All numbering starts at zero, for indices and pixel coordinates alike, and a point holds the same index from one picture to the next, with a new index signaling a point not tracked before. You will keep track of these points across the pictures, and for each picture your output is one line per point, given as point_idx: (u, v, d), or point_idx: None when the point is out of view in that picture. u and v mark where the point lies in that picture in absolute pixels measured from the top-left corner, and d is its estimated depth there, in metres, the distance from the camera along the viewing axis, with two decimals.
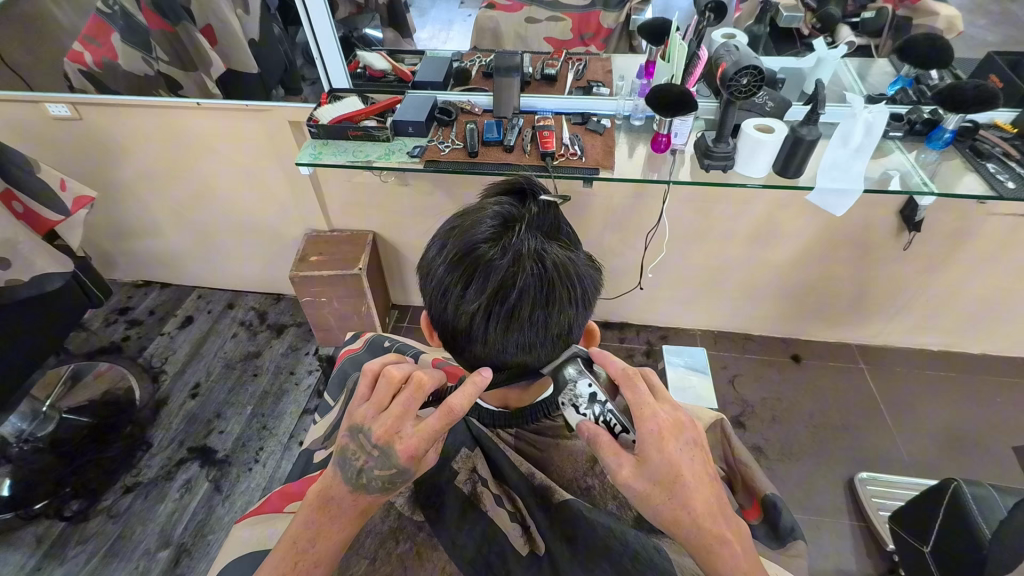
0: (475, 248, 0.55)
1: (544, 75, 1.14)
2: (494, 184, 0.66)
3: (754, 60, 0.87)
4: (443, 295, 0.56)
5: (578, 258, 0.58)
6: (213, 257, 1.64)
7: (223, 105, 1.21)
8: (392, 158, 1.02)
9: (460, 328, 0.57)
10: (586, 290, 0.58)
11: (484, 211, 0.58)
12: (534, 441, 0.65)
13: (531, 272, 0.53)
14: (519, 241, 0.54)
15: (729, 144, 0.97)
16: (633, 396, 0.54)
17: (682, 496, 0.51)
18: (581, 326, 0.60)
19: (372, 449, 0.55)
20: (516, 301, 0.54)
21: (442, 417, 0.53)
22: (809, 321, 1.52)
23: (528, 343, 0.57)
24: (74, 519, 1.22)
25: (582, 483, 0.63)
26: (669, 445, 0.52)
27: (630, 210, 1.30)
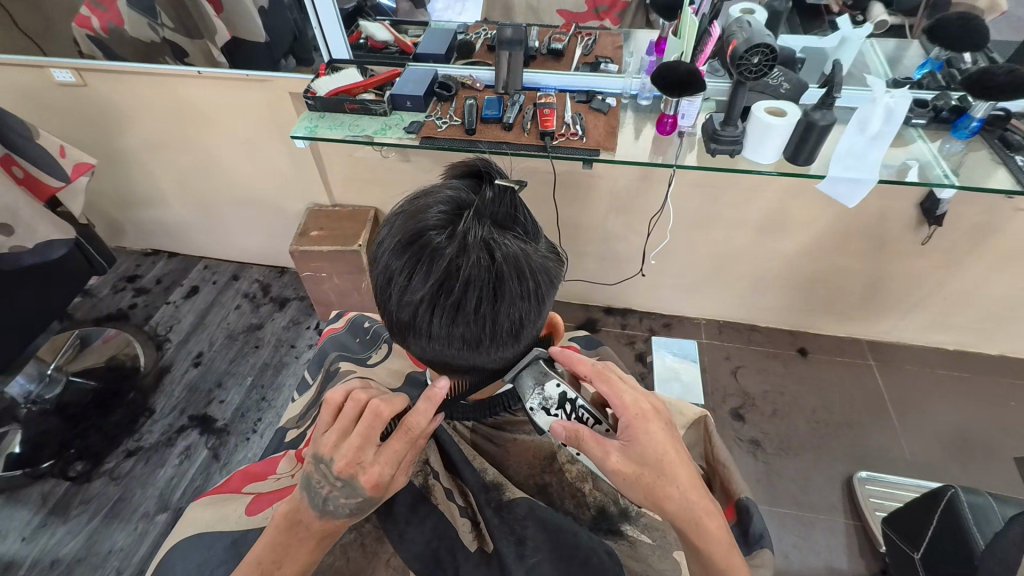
0: (419, 236, 0.52)
1: (550, 50, 1.09)
2: (454, 167, 0.63)
3: (767, 37, 0.81)
4: (390, 284, 0.54)
5: (532, 249, 0.55)
6: (219, 228, 1.64)
7: (226, 75, 1.20)
8: (389, 133, 1.00)
9: (406, 320, 0.55)
10: (540, 283, 0.55)
11: (434, 198, 0.55)
12: (489, 437, 0.70)
13: (477, 264, 0.51)
14: (467, 231, 0.52)
15: (739, 126, 0.92)
16: (608, 386, 0.60)
17: (666, 474, 0.57)
18: (538, 321, 0.58)
19: (337, 480, 0.56)
20: (461, 293, 0.51)
21: (407, 438, 0.56)
22: (818, 314, 1.48)
23: (476, 337, 0.54)
24: (78, 480, 1.26)
25: (537, 481, 0.68)
26: (652, 426, 0.58)
27: (635, 195, 1.26)
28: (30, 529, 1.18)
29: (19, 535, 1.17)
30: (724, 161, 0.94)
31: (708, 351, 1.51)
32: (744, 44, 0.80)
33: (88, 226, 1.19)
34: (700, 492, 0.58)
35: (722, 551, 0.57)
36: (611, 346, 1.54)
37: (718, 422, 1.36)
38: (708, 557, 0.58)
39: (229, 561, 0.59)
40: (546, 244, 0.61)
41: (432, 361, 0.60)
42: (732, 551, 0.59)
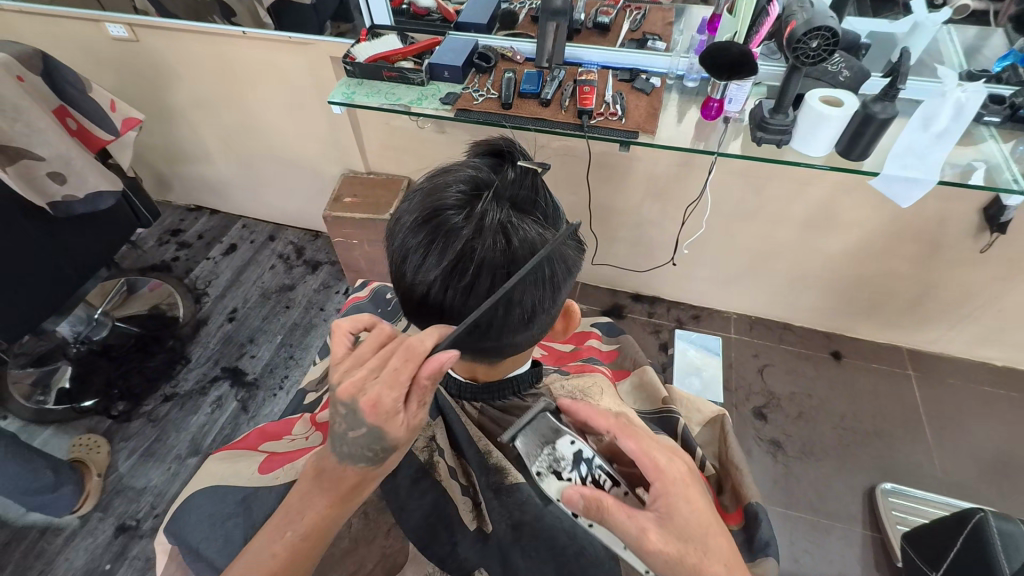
0: (435, 217, 0.52)
1: (596, 24, 1.05)
2: (476, 145, 0.62)
3: (830, 19, 0.75)
4: (404, 261, 0.55)
5: (550, 233, 0.55)
6: (258, 189, 1.69)
7: (270, 36, 1.21)
8: (424, 104, 0.99)
9: (418, 299, 0.55)
10: (555, 270, 0.54)
11: (454, 176, 0.55)
12: (494, 416, 0.67)
13: (493, 247, 0.51)
14: (485, 212, 0.51)
15: (789, 115, 0.87)
16: (634, 441, 0.54)
17: (711, 552, 0.51)
18: (551, 309, 0.57)
19: (340, 406, 0.49)
20: (474, 275, 0.51)
21: (416, 366, 0.48)
22: (858, 317, 1.41)
23: (486, 319, 0.54)
24: (120, 419, 1.34)
25: None
26: (692, 492, 0.53)
27: (673, 180, 1.22)
28: None
29: None
30: (769, 151, 0.89)
31: (736, 346, 1.47)
32: (803, 26, 0.74)
33: (135, 178, 1.24)
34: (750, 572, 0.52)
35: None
36: (636, 334, 1.51)
37: (739, 419, 1.34)
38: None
39: (239, 515, 0.60)
40: (566, 231, 0.60)
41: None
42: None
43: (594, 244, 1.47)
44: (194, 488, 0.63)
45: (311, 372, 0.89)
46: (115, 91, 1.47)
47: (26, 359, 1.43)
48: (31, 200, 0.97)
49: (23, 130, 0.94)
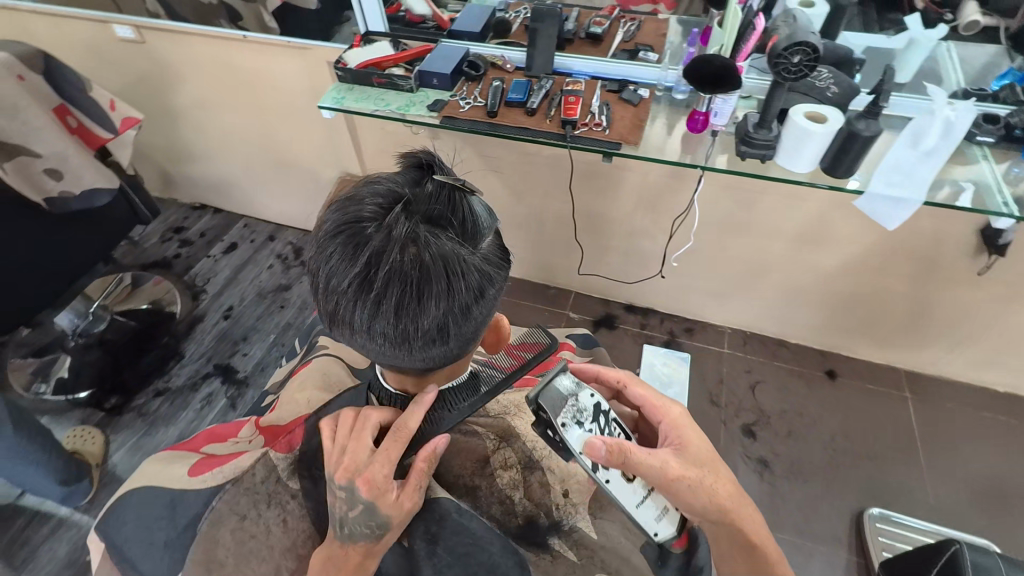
0: (348, 228, 0.51)
1: (588, 34, 1.06)
2: (408, 156, 0.61)
3: (812, 34, 0.74)
4: (319, 271, 0.54)
5: (466, 247, 0.53)
6: (259, 190, 1.71)
7: (269, 40, 1.23)
8: (411, 110, 0.99)
9: (333, 310, 0.54)
10: (470, 283, 0.53)
11: (374, 187, 0.54)
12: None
13: (401, 259, 0.50)
14: (396, 224, 0.50)
15: (773, 130, 0.85)
16: (642, 389, 0.70)
17: (719, 474, 0.63)
18: (472, 323, 0.56)
19: (339, 490, 0.56)
20: (382, 286, 0.50)
21: (398, 440, 0.57)
22: (853, 336, 1.39)
23: (398, 332, 0.53)
24: (111, 411, 1.37)
25: (469, 482, 0.65)
26: (696, 427, 0.68)
27: (664, 192, 1.21)
28: None
29: None
30: (754, 165, 0.88)
31: (728, 361, 1.45)
32: (785, 41, 0.73)
33: (135, 176, 1.28)
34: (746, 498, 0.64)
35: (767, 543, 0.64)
36: (626, 345, 1.50)
37: (726, 435, 1.31)
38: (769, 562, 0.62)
39: (165, 518, 0.59)
40: (495, 243, 0.59)
41: (363, 353, 0.58)
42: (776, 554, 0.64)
43: (587, 253, 1.46)
44: (132, 485, 0.63)
45: (285, 374, 0.89)
46: (122, 90, 1.50)
47: (27, 349, 1.47)
48: (26, 195, 1.00)
49: (21, 128, 0.96)
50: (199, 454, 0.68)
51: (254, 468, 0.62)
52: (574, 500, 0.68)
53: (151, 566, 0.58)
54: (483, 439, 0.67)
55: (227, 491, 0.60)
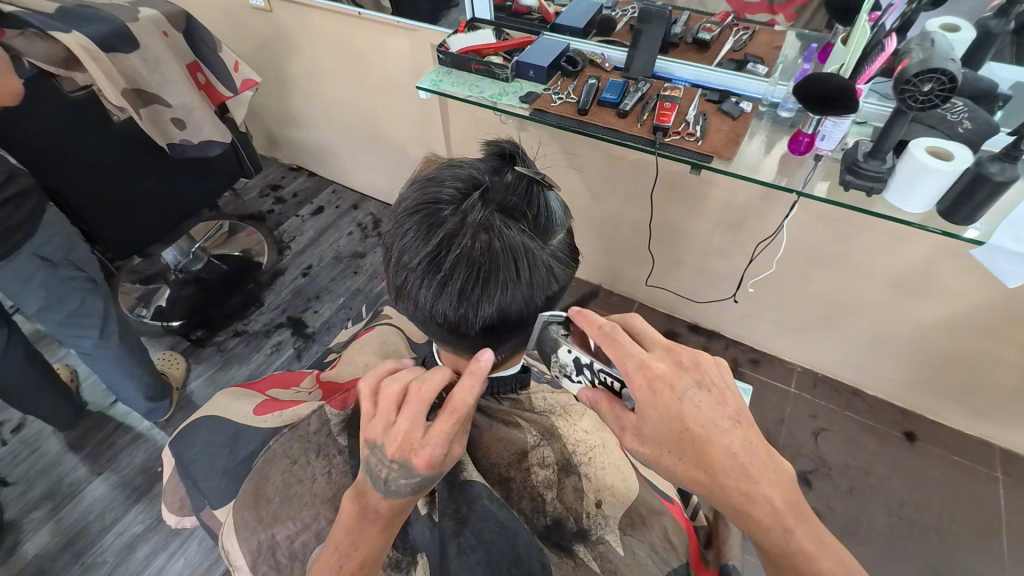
0: (425, 208, 0.53)
1: (695, 40, 1.01)
2: (491, 144, 0.62)
3: (952, 61, 0.66)
4: (392, 245, 0.55)
5: (536, 242, 0.54)
6: (350, 159, 1.81)
7: (380, 18, 1.28)
8: (503, 99, 1.01)
9: (399, 284, 0.56)
10: (534, 277, 0.53)
11: (455, 171, 0.55)
12: (470, 418, 0.69)
13: (472, 246, 0.51)
14: (471, 210, 0.51)
15: (887, 162, 0.78)
16: (615, 349, 0.52)
17: (696, 454, 0.49)
18: (529, 315, 0.56)
19: (391, 464, 0.54)
20: (450, 269, 0.51)
21: (452, 417, 0.53)
22: (943, 399, 1.26)
23: (458, 315, 0.54)
24: (196, 343, 1.51)
25: (504, 473, 0.67)
26: (666, 396, 0.50)
27: (750, 213, 1.15)
28: None
29: None
30: (858, 199, 0.81)
31: (792, 401, 1.36)
32: (917, 66, 0.66)
33: (246, 133, 1.39)
34: (750, 476, 0.49)
35: (784, 520, 0.49)
36: None
37: None
38: (771, 546, 0.49)
39: (228, 447, 0.65)
40: (564, 241, 0.59)
41: (422, 329, 0.60)
42: (799, 525, 0.49)
43: (657, 265, 1.42)
44: (205, 413, 0.70)
45: (348, 336, 0.94)
46: (246, 54, 1.64)
47: (136, 276, 1.64)
48: (154, 140, 1.11)
49: (158, 78, 1.07)
50: (264, 395, 0.74)
51: (310, 418, 0.67)
52: (606, 512, 0.65)
53: (209, 487, 0.63)
54: (525, 432, 0.69)
55: (283, 434, 0.65)
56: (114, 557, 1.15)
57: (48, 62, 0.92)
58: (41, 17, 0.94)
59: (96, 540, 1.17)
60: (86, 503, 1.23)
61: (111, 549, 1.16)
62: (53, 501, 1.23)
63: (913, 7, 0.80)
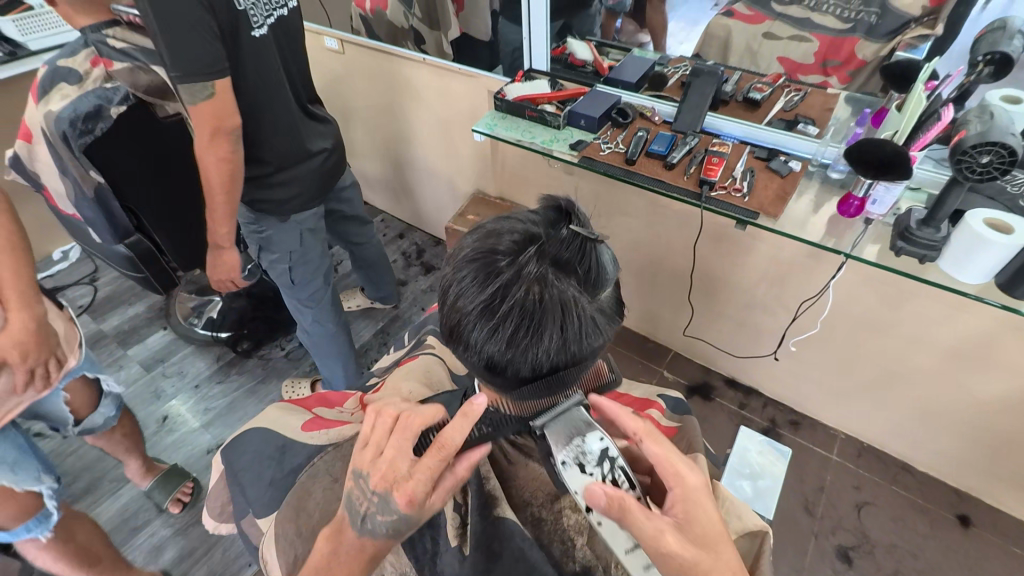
0: (483, 257, 0.55)
1: (745, 98, 1.04)
2: (546, 199, 0.64)
3: (1012, 135, 0.65)
4: (448, 288, 0.57)
5: (585, 299, 0.55)
6: (403, 190, 1.89)
7: (443, 64, 1.37)
8: (553, 145, 1.05)
9: (451, 326, 0.58)
10: (582, 330, 0.54)
11: (514, 223, 0.57)
12: (507, 453, 0.66)
13: (525, 299, 0.52)
14: (529, 264, 0.53)
15: (941, 230, 0.77)
16: (664, 452, 0.57)
17: (719, 557, 0.54)
18: (574, 366, 0.57)
19: (374, 495, 0.55)
20: (502, 318, 0.53)
21: (438, 455, 0.54)
22: (1003, 485, 1.17)
23: (505, 361, 0.55)
24: (242, 355, 1.59)
25: (535, 513, 0.65)
26: (705, 501, 0.56)
27: (797, 270, 1.14)
28: (201, 378, 1.53)
29: (194, 379, 1.53)
30: (911, 265, 0.79)
31: (834, 470, 1.30)
32: (975, 137, 0.66)
33: None
34: None
35: None
36: (717, 421, 1.41)
37: (816, 552, 1.17)
38: None
39: (269, 465, 0.68)
40: (611, 295, 0.60)
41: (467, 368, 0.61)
42: None
43: (696, 315, 1.41)
44: (253, 425, 0.73)
45: (389, 363, 0.98)
46: None
47: (193, 287, 1.70)
48: None
49: None
50: (312, 413, 0.76)
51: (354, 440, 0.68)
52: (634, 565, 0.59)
53: (256, 496, 0.66)
54: None
55: (328, 452, 0.67)
56: (142, 558, 1.18)
57: (144, 92, 1.00)
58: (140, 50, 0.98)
59: (127, 539, 1.21)
60: (122, 501, 1.27)
61: (141, 549, 1.20)
62: (91, 496, 1.29)
63: (972, 79, 0.78)
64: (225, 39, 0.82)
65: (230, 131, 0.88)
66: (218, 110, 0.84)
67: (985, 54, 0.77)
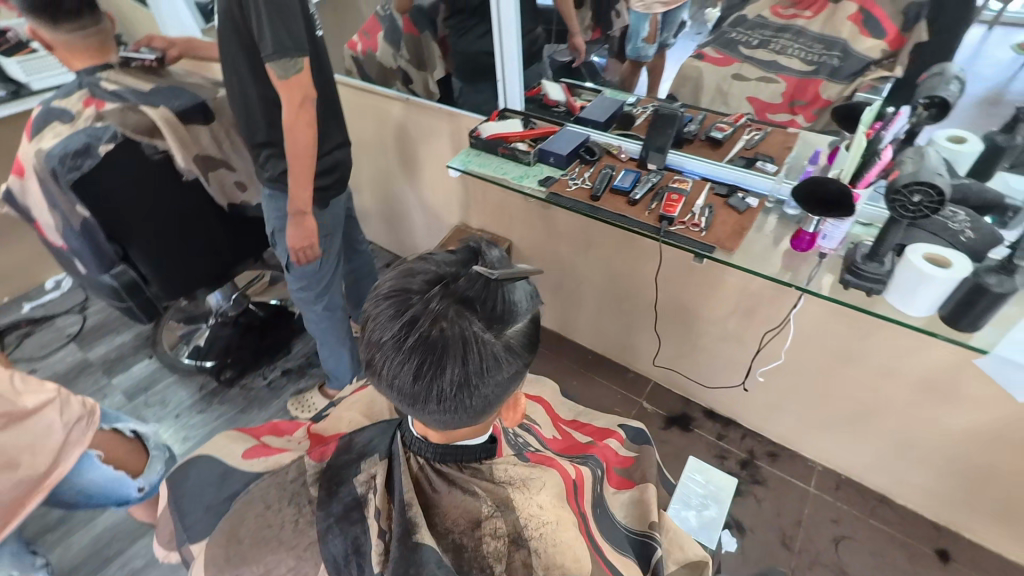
0: (396, 294, 0.58)
1: (708, 137, 1.09)
2: (471, 239, 0.67)
3: (939, 176, 0.70)
4: (366, 323, 0.60)
5: (490, 335, 0.57)
6: (391, 221, 1.94)
7: (426, 104, 1.44)
8: (523, 181, 1.09)
9: (368, 359, 0.60)
10: (483, 365, 0.56)
11: (431, 263, 0.60)
12: (432, 480, 0.65)
13: (429, 334, 0.55)
14: (434, 301, 0.55)
15: (885, 264, 0.80)
16: None
17: None
18: (482, 399, 0.58)
19: None
20: (409, 351, 0.55)
21: None
22: (982, 519, 1.17)
23: (414, 392, 0.57)
24: (225, 384, 1.60)
25: (458, 540, 0.62)
26: None
27: (765, 301, 1.16)
28: (184, 408, 1.54)
29: (175, 409, 1.54)
30: (859, 298, 0.81)
31: (812, 502, 1.29)
32: (906, 177, 0.70)
33: None
34: None
35: None
36: (696, 452, 1.41)
37: None
38: None
39: (225, 494, 0.69)
40: (526, 330, 0.62)
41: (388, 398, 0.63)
42: None
43: (672, 346, 1.43)
44: (201, 452, 0.75)
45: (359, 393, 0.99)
46: None
47: (181, 315, 1.78)
48: (218, 201, 1.29)
49: (226, 150, 1.25)
50: (257, 440, 0.79)
51: (290, 467, 0.69)
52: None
53: (191, 522, 0.67)
54: (480, 501, 0.64)
55: (263, 479, 0.68)
56: None
57: (133, 131, 1.06)
58: (133, 94, 1.11)
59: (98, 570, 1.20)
60: (96, 531, 1.27)
61: None
62: (65, 525, 1.28)
63: (914, 120, 0.84)
64: (306, 29, 1.00)
65: (306, 98, 1.00)
66: (305, 84, 0.98)
67: (925, 98, 0.83)
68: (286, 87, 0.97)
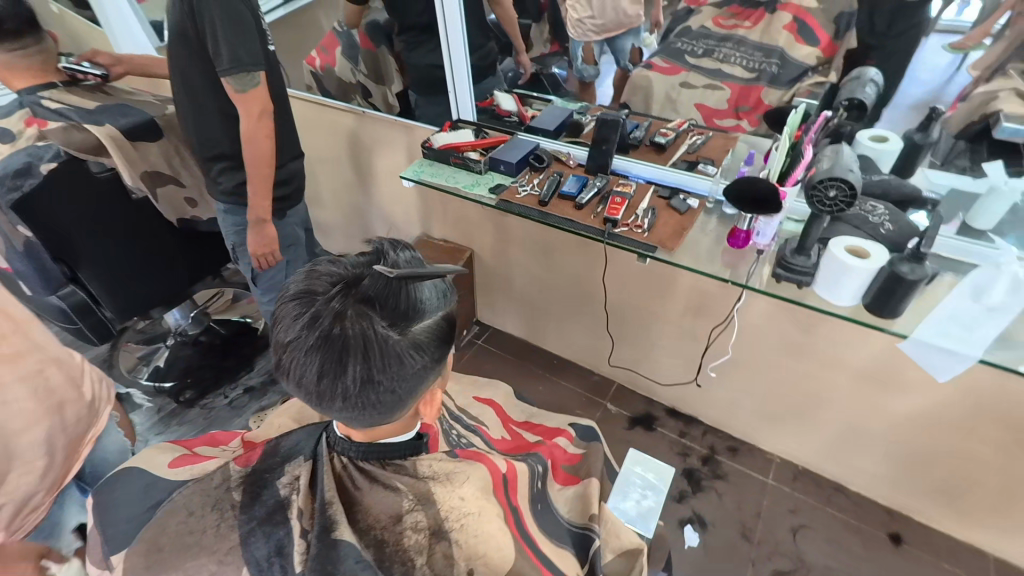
0: (300, 296, 0.59)
1: (653, 142, 1.12)
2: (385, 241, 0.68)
3: (853, 171, 0.73)
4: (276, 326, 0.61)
5: (393, 332, 0.58)
6: (355, 234, 1.93)
7: (382, 117, 1.46)
8: (475, 189, 1.11)
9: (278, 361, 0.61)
10: (384, 361, 0.57)
11: (339, 265, 0.62)
12: (353, 478, 0.67)
13: (329, 333, 0.56)
14: (335, 301, 0.57)
15: (812, 257, 0.84)
16: None
17: None
18: (388, 395, 0.59)
19: None
20: (310, 350, 0.56)
21: None
22: (930, 502, 1.21)
23: (320, 391, 0.58)
24: (184, 405, 1.57)
25: (382, 534, 0.63)
26: None
27: (715, 299, 1.20)
28: (142, 431, 1.50)
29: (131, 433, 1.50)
30: (790, 290, 0.85)
31: (771, 495, 1.32)
32: (822, 173, 0.73)
33: None
34: None
35: None
36: (659, 451, 1.43)
37: None
38: None
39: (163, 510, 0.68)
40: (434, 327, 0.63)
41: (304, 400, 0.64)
42: None
43: (632, 347, 1.46)
44: (131, 464, 0.74)
45: None
46: None
47: (140, 337, 1.75)
48: (167, 215, 1.26)
49: (177, 166, 1.24)
50: (189, 449, 0.79)
51: (215, 473, 0.68)
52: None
53: (111, 532, 0.66)
54: (400, 497, 0.66)
55: (188, 487, 0.67)
56: None
57: (80, 149, 1.07)
58: (76, 112, 1.09)
59: None
60: None
61: None
62: None
63: (837, 121, 0.89)
64: (262, 43, 1.01)
65: (260, 113, 1.01)
66: (262, 97, 1.00)
67: (845, 100, 0.89)
68: (243, 100, 0.98)
